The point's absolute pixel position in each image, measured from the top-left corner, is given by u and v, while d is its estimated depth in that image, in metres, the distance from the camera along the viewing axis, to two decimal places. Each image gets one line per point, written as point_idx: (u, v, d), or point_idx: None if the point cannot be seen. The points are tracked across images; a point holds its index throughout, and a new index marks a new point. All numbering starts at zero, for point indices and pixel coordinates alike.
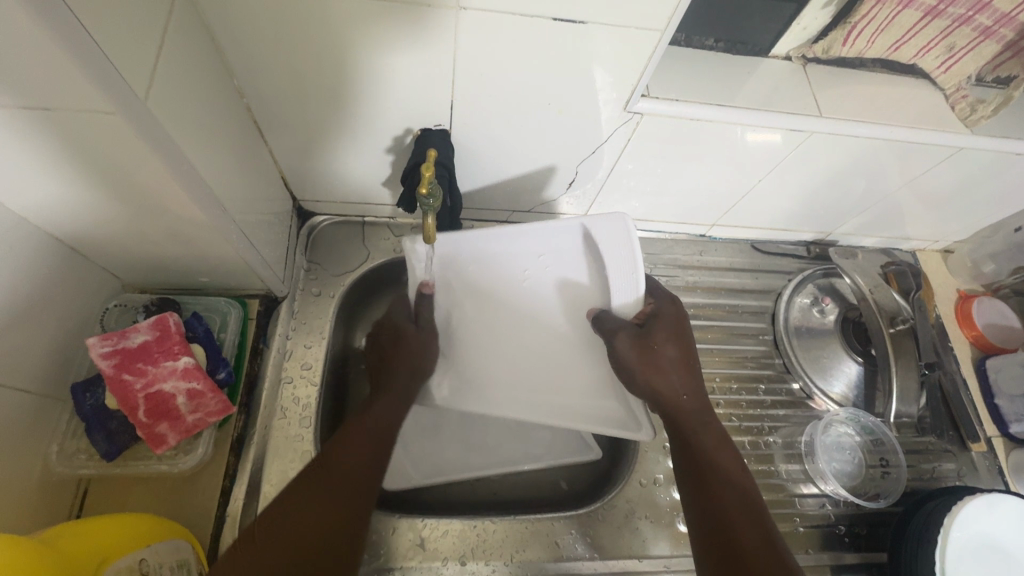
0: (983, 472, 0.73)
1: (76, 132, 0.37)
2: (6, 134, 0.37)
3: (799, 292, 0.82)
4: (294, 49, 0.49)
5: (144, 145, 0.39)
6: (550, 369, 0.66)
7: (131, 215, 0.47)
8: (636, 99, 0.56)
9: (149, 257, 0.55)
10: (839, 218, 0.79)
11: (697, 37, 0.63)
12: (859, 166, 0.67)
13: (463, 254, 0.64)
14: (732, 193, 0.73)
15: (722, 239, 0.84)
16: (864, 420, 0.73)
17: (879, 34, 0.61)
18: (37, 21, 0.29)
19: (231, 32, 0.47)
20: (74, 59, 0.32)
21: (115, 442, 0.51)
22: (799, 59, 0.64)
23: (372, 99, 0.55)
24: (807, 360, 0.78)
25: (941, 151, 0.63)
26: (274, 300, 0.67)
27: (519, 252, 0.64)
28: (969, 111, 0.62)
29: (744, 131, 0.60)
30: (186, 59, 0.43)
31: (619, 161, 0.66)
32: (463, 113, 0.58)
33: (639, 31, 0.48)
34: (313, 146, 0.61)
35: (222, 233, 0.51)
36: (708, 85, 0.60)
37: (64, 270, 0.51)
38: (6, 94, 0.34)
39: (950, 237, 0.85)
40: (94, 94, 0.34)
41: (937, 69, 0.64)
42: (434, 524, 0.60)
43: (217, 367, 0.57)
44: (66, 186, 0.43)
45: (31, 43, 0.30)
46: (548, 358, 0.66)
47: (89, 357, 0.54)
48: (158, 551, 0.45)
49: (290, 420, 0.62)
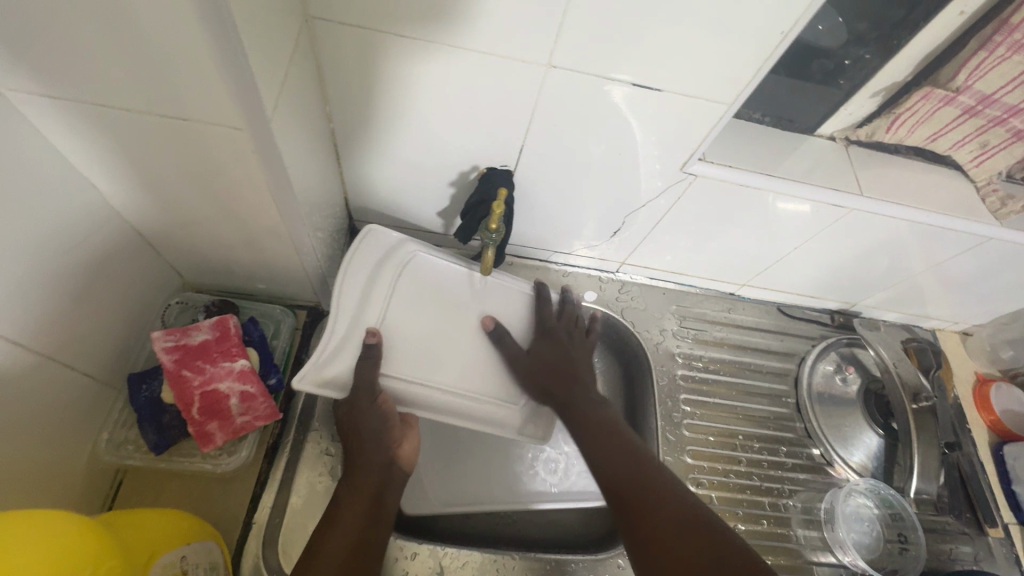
0: (1001, 559, 0.73)
1: (198, 143, 0.41)
2: (137, 133, 0.41)
3: (823, 359, 0.84)
4: (390, 83, 0.53)
5: (258, 158, 0.42)
6: (467, 353, 0.68)
7: (214, 218, 0.50)
8: (693, 162, 0.60)
9: (216, 259, 0.58)
10: (865, 291, 0.82)
11: (747, 109, 0.66)
12: (889, 245, 0.70)
13: (389, 324, 0.64)
14: (766, 257, 0.76)
15: (750, 299, 0.87)
16: (884, 492, 0.73)
17: (920, 125, 0.65)
18: (219, 56, 0.34)
19: (336, 65, 0.51)
20: (232, 83, 0.36)
21: (164, 436, 0.52)
22: (842, 140, 0.68)
23: (446, 135, 0.59)
24: (829, 427, 0.79)
25: (971, 239, 0.67)
26: (321, 312, 0.68)
27: (422, 338, 0.66)
28: (999, 206, 0.66)
29: (776, 199, 0.63)
30: (299, 88, 0.47)
31: (665, 216, 0.69)
32: (529, 156, 0.61)
33: (707, 102, 0.53)
34: (380, 170, 0.65)
35: (294, 245, 0.54)
36: (757, 153, 0.64)
37: (139, 263, 0.54)
38: (154, 101, 0.38)
39: (971, 320, 0.87)
40: (235, 110, 0.38)
41: (971, 163, 0.67)
42: (455, 555, 0.60)
43: (269, 372, 0.58)
44: (168, 187, 0.47)
45: (203, 70, 0.35)
46: (464, 343, 0.68)
47: (258, 339, 0.59)
48: (195, 550, 0.45)
49: (322, 433, 0.61)
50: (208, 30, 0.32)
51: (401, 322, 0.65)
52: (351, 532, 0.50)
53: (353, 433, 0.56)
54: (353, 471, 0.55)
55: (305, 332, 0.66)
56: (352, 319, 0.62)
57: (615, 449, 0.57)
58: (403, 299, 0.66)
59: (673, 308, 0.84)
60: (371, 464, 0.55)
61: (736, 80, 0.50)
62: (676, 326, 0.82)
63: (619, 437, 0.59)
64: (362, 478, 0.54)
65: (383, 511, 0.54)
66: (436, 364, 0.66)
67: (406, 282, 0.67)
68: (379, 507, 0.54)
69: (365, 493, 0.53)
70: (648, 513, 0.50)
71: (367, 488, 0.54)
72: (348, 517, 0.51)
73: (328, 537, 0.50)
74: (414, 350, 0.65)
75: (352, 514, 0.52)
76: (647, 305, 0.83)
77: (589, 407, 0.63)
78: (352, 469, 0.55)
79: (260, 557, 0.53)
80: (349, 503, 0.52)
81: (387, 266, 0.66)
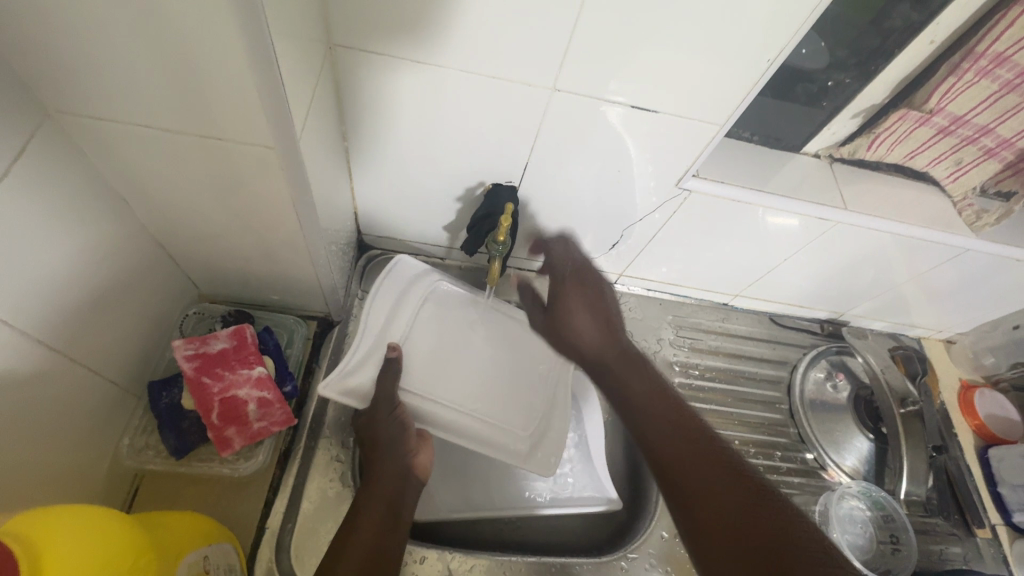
0: (989, 559, 0.75)
1: (228, 162, 0.44)
2: (172, 153, 0.44)
3: (814, 367, 0.87)
4: (401, 103, 0.56)
5: (283, 174, 0.45)
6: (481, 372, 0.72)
7: (236, 231, 0.53)
8: (688, 178, 0.63)
9: (233, 272, 0.60)
10: (852, 300, 0.85)
11: (736, 129, 0.70)
12: (873, 257, 0.74)
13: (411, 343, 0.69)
14: (758, 268, 0.79)
15: (743, 309, 0.90)
16: (875, 495, 0.75)
17: (898, 143, 0.69)
18: (258, 83, 0.37)
19: (353, 88, 0.54)
20: (266, 107, 0.39)
21: (184, 441, 0.54)
22: (826, 157, 0.72)
23: (454, 152, 0.62)
24: (821, 432, 0.82)
25: (950, 250, 0.71)
26: (330, 323, 0.70)
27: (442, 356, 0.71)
28: (975, 218, 0.70)
29: (766, 214, 0.67)
30: (321, 109, 0.50)
31: (661, 229, 0.72)
32: (533, 172, 0.64)
33: (700, 123, 0.57)
34: (389, 187, 0.67)
35: (311, 256, 0.56)
36: (747, 170, 0.67)
37: (161, 275, 0.56)
38: (190, 123, 0.41)
39: (953, 328, 0.91)
40: (267, 131, 0.41)
41: (946, 179, 0.71)
42: (463, 559, 0.62)
43: (284, 379, 0.60)
44: (194, 202, 0.49)
45: (242, 96, 0.38)
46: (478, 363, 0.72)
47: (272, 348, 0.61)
48: (215, 551, 0.46)
49: (332, 441, 0.62)
50: (249, 61, 0.35)
51: (420, 342, 0.70)
52: (372, 538, 0.51)
53: (373, 443, 0.59)
54: (371, 480, 0.56)
55: (315, 342, 0.68)
56: (378, 336, 0.67)
57: (672, 417, 0.52)
58: (424, 323, 0.71)
59: (669, 318, 0.87)
60: (387, 470, 0.57)
61: (726, 102, 0.54)
62: (673, 335, 0.85)
63: (662, 394, 0.55)
64: (378, 485, 0.56)
65: (399, 519, 0.55)
66: (454, 381, 0.70)
67: (428, 305, 0.72)
68: (395, 514, 0.55)
69: (381, 498, 0.55)
70: (706, 501, 0.45)
71: (383, 494, 0.55)
72: (367, 522, 0.53)
73: (350, 543, 0.51)
74: (434, 369, 0.70)
75: (368, 523, 0.53)
76: (644, 315, 0.86)
77: (635, 377, 0.57)
78: (371, 481, 0.56)
79: (274, 562, 0.55)
80: (367, 513, 0.53)
81: (411, 291, 0.71)
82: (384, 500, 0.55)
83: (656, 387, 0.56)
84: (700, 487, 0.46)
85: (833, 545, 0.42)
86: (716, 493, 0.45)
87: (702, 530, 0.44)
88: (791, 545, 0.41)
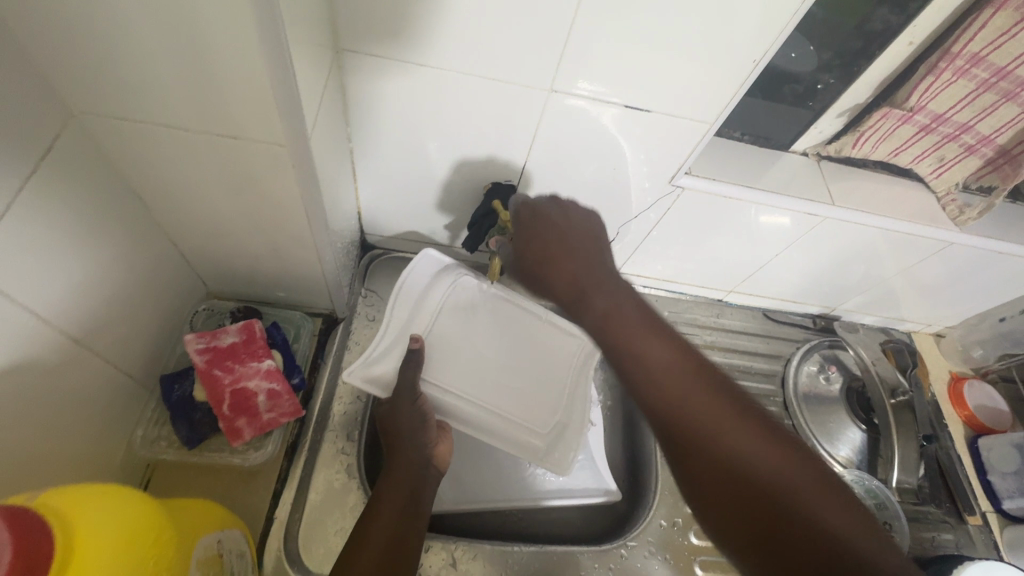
0: (980, 545, 0.77)
1: (242, 160, 0.46)
2: (187, 152, 0.46)
3: (807, 360, 0.89)
4: (404, 104, 0.58)
5: (293, 172, 0.47)
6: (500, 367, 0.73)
7: (245, 229, 0.55)
8: (681, 175, 0.66)
9: (242, 268, 0.62)
10: (842, 295, 0.88)
11: (727, 128, 0.73)
12: (862, 251, 0.76)
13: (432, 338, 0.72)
14: (751, 264, 0.81)
15: (737, 305, 0.92)
16: (868, 483, 0.76)
17: (882, 142, 0.72)
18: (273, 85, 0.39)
19: (357, 90, 0.57)
20: (280, 107, 0.41)
21: (196, 432, 0.56)
22: (814, 155, 0.75)
23: (455, 152, 0.64)
24: (815, 423, 0.84)
25: (935, 244, 0.74)
26: (335, 320, 0.72)
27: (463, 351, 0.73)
28: (958, 213, 0.72)
29: (758, 210, 0.69)
30: (328, 111, 0.52)
31: (655, 226, 0.75)
32: (531, 170, 0.67)
33: (690, 122, 0.59)
34: (391, 187, 0.70)
35: (318, 253, 0.58)
36: (738, 167, 0.70)
37: (173, 272, 0.58)
38: (206, 123, 0.43)
39: (942, 321, 0.93)
40: (280, 131, 0.43)
41: (930, 175, 0.74)
42: (467, 548, 0.63)
43: (292, 373, 0.62)
44: (207, 200, 0.51)
45: (257, 98, 0.40)
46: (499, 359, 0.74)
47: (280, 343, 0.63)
48: (229, 536, 0.48)
49: (338, 434, 0.64)
50: (264, 63, 0.38)
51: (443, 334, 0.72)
52: (394, 522, 0.52)
53: (393, 432, 0.60)
54: (392, 469, 0.57)
55: (321, 338, 0.70)
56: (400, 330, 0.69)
57: (659, 353, 0.49)
58: (445, 318, 0.73)
59: (665, 314, 0.89)
60: (407, 458, 0.58)
61: (715, 101, 0.57)
62: None
63: (650, 332, 0.51)
64: (398, 473, 0.57)
65: (419, 506, 0.56)
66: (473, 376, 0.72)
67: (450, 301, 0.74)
68: (416, 502, 0.56)
69: (402, 484, 0.56)
70: (689, 445, 0.44)
71: (404, 483, 0.56)
72: (391, 507, 0.53)
73: (371, 532, 0.51)
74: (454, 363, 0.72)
75: (389, 506, 0.53)
76: None
77: (618, 313, 0.53)
78: (390, 470, 0.57)
79: (281, 551, 0.56)
80: (390, 496, 0.54)
81: (431, 287, 0.73)
82: (405, 488, 0.56)
83: (645, 318, 0.53)
84: (704, 440, 0.43)
85: (824, 479, 0.41)
86: (701, 428, 0.44)
87: (714, 485, 0.42)
88: (773, 488, 0.40)
